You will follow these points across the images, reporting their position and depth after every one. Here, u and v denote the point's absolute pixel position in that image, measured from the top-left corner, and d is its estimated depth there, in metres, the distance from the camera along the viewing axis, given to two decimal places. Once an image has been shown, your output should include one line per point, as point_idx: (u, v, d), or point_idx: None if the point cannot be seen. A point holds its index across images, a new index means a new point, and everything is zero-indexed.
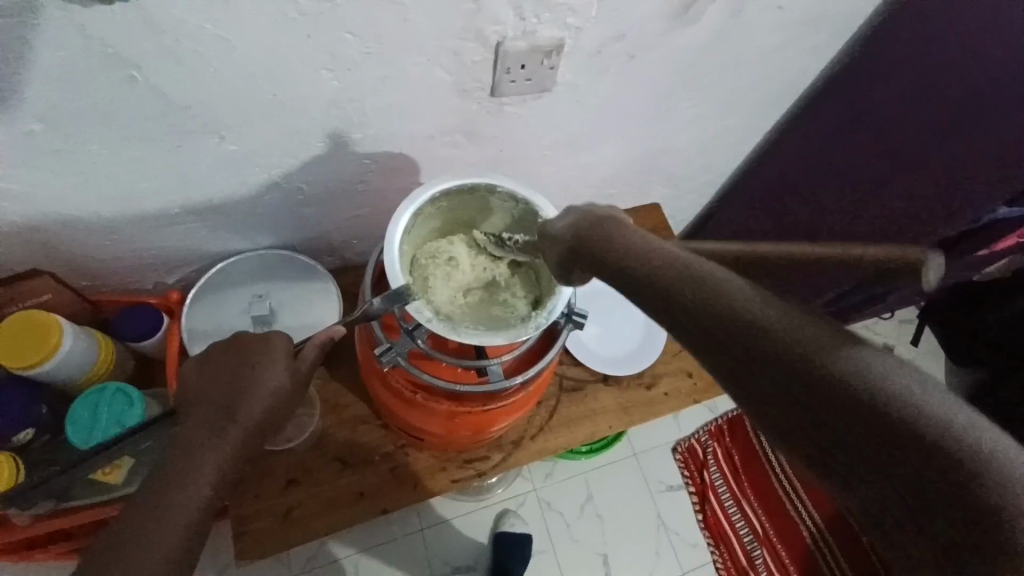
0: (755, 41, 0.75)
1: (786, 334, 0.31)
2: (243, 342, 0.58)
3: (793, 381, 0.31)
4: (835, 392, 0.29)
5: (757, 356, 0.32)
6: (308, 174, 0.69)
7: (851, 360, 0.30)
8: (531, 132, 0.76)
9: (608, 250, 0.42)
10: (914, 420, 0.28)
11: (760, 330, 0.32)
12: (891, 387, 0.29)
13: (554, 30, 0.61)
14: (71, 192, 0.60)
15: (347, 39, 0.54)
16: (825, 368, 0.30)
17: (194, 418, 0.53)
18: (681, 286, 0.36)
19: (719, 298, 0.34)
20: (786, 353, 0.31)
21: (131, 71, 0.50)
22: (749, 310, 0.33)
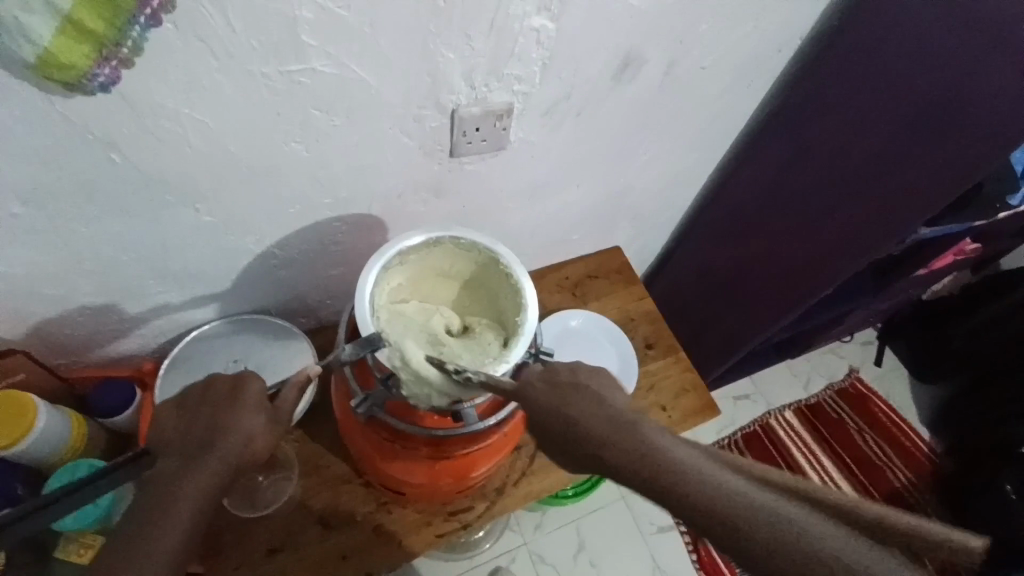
0: (692, 93, 0.82)
1: (756, 517, 0.35)
2: (216, 383, 0.55)
3: None
4: None
5: (726, 542, 0.36)
6: (282, 238, 0.72)
7: (846, 565, 0.32)
8: (492, 187, 0.80)
9: (582, 436, 0.43)
10: None
11: (726, 515, 0.36)
12: (819, 550, 0.33)
13: (505, 96, 0.67)
14: (50, 271, 0.61)
15: (316, 114, 0.59)
16: (791, 540, 0.34)
17: (167, 457, 0.50)
18: (725, 522, 0.36)
19: (689, 490, 0.37)
20: (790, 568, 0.33)
21: (112, 152, 0.53)
22: (717, 496, 0.36)
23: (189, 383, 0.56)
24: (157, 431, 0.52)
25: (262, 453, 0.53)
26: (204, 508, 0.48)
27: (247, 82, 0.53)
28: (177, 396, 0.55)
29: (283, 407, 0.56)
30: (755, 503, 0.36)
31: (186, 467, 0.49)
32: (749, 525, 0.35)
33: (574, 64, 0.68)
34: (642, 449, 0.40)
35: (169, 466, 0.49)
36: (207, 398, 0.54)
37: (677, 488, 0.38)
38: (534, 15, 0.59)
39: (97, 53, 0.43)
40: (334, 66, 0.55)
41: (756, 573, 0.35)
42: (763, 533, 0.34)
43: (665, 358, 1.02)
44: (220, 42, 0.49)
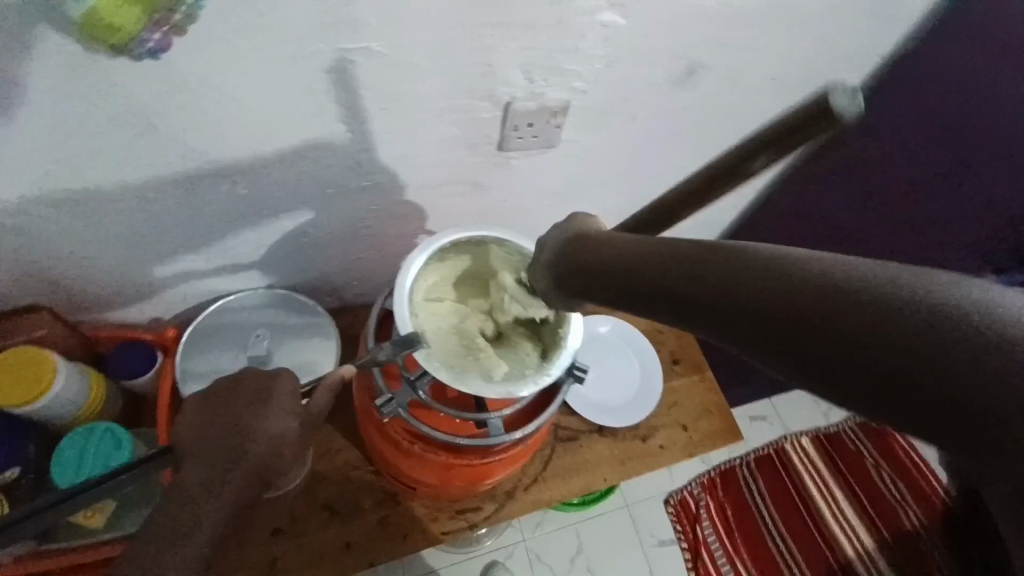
0: (757, 105, 0.77)
1: (743, 265, 0.29)
2: (245, 381, 0.54)
3: (760, 306, 0.27)
4: (766, 294, 0.27)
5: (805, 315, 0.25)
6: (316, 218, 0.70)
7: (835, 283, 0.25)
8: (534, 184, 0.77)
9: (605, 268, 0.38)
10: (867, 290, 0.24)
11: (819, 310, 0.25)
12: (793, 283, 0.26)
13: (562, 93, 0.63)
14: (81, 230, 0.60)
15: (365, 96, 0.56)
16: (865, 293, 0.24)
17: (190, 461, 0.49)
18: (705, 273, 0.31)
19: (756, 275, 0.28)
20: (727, 288, 0.29)
21: (154, 118, 0.51)
22: (817, 293, 0.25)
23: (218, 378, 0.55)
24: (184, 428, 0.52)
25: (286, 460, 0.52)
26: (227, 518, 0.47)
27: (299, 57, 0.50)
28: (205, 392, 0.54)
29: (314, 405, 0.55)
30: (888, 277, 0.24)
31: (210, 474, 0.48)
32: (734, 273, 0.29)
33: (639, 65, 0.64)
34: (595, 246, 0.40)
35: (191, 473, 0.48)
36: (234, 397, 0.53)
37: (609, 249, 0.39)
38: (605, 11, 0.55)
39: (147, 16, 0.41)
40: (389, 48, 0.52)
41: (703, 312, 0.30)
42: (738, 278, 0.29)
43: (690, 376, 0.99)
44: (275, 14, 0.46)
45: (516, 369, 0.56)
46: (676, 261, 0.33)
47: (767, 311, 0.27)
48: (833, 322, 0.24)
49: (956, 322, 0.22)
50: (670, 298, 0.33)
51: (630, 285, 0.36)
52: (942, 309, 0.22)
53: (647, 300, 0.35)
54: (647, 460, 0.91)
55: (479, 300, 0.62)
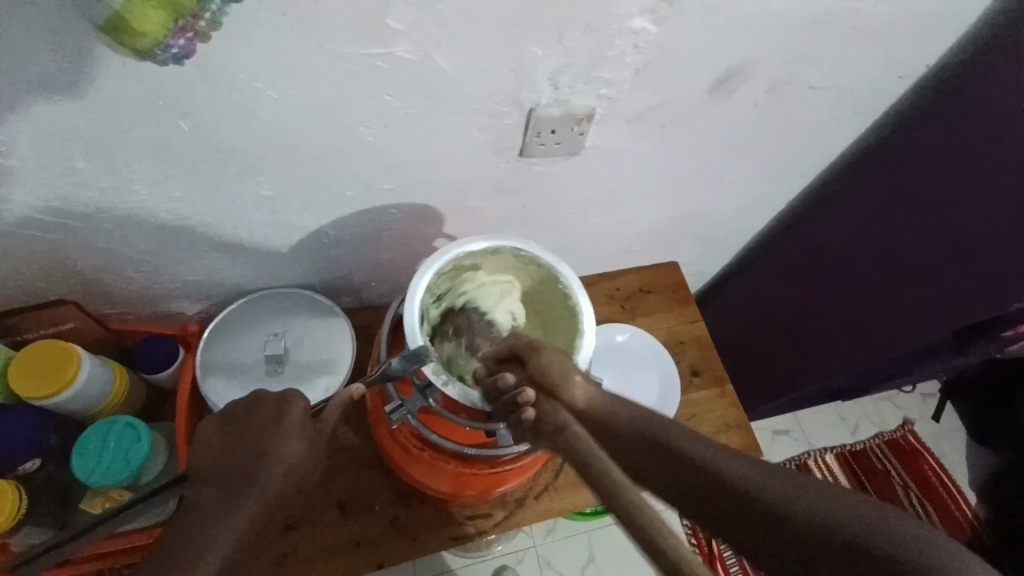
0: (793, 115, 0.75)
1: (686, 468, 0.41)
2: (261, 401, 0.55)
3: (715, 505, 0.39)
4: (718, 490, 0.40)
5: (760, 517, 0.37)
6: (337, 220, 0.70)
7: (745, 488, 0.39)
8: (558, 191, 0.76)
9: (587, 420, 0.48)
10: (776, 495, 0.38)
11: (757, 508, 0.38)
12: (731, 486, 0.39)
13: (589, 100, 0.62)
14: (111, 225, 0.61)
15: (388, 100, 0.55)
16: (783, 510, 0.37)
17: (212, 484, 0.50)
18: (690, 463, 0.41)
19: (733, 492, 0.39)
20: (710, 489, 0.40)
21: (180, 118, 0.52)
22: (769, 495, 0.38)
23: (234, 399, 0.56)
24: (199, 450, 0.53)
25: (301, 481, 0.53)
26: (247, 536, 0.47)
27: (323, 60, 0.50)
28: (224, 413, 0.56)
29: (323, 426, 0.55)
30: (817, 508, 0.36)
31: (224, 503, 0.48)
32: (681, 473, 0.42)
33: (671, 74, 0.62)
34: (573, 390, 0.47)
35: (211, 493, 0.49)
36: (249, 421, 0.54)
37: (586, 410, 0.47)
38: (637, 17, 0.54)
39: (173, 23, 0.41)
40: (415, 53, 0.51)
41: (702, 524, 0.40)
42: (673, 465, 0.42)
43: (710, 389, 0.95)
44: (303, 18, 0.46)
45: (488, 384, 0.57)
46: (640, 444, 0.44)
47: (726, 499, 0.39)
48: (750, 506, 0.38)
49: (877, 551, 0.34)
50: (650, 466, 0.42)
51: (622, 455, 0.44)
52: (851, 533, 0.35)
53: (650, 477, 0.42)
54: None
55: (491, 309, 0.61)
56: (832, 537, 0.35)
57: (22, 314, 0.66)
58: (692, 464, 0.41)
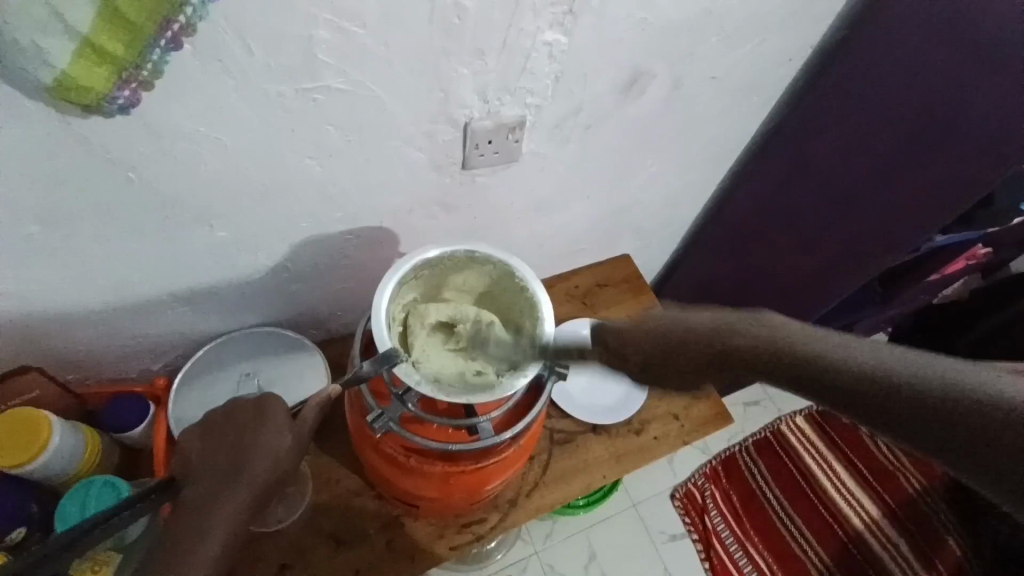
0: (704, 103, 0.82)
1: (737, 334, 0.42)
2: (239, 407, 0.60)
3: (761, 368, 0.41)
4: (829, 377, 0.38)
5: (805, 371, 0.39)
6: (294, 253, 0.72)
7: (866, 369, 0.37)
8: (503, 199, 0.80)
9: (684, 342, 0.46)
10: (865, 376, 0.37)
11: (837, 378, 0.38)
12: (836, 364, 0.38)
13: (517, 110, 0.67)
14: (67, 287, 0.62)
15: (330, 131, 0.59)
16: (878, 378, 0.36)
17: (202, 479, 0.55)
18: (747, 346, 0.41)
19: (785, 355, 0.40)
20: (750, 345, 0.41)
21: (129, 172, 0.54)
22: (859, 375, 0.37)
23: (211, 410, 0.61)
24: (183, 454, 0.58)
25: (282, 473, 0.57)
26: (239, 524, 0.53)
27: (262, 101, 0.53)
28: (202, 424, 0.60)
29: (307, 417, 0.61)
30: (929, 371, 0.36)
31: (219, 488, 0.54)
32: (739, 339, 0.42)
33: (586, 79, 0.68)
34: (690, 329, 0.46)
35: (200, 491, 0.54)
36: (231, 422, 0.59)
37: (688, 341, 0.45)
38: (547, 31, 0.60)
39: (116, 76, 0.43)
40: (348, 84, 0.55)
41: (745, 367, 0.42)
42: (787, 343, 0.40)
43: None
44: (238, 64, 0.49)
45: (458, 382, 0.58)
46: (687, 345, 0.45)
47: (788, 367, 0.39)
48: (775, 359, 0.40)
49: (968, 410, 0.34)
50: (692, 360, 0.45)
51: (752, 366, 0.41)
52: (996, 409, 0.33)
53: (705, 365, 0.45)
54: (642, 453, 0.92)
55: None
56: (877, 387, 0.36)
57: None
58: (737, 344, 0.42)
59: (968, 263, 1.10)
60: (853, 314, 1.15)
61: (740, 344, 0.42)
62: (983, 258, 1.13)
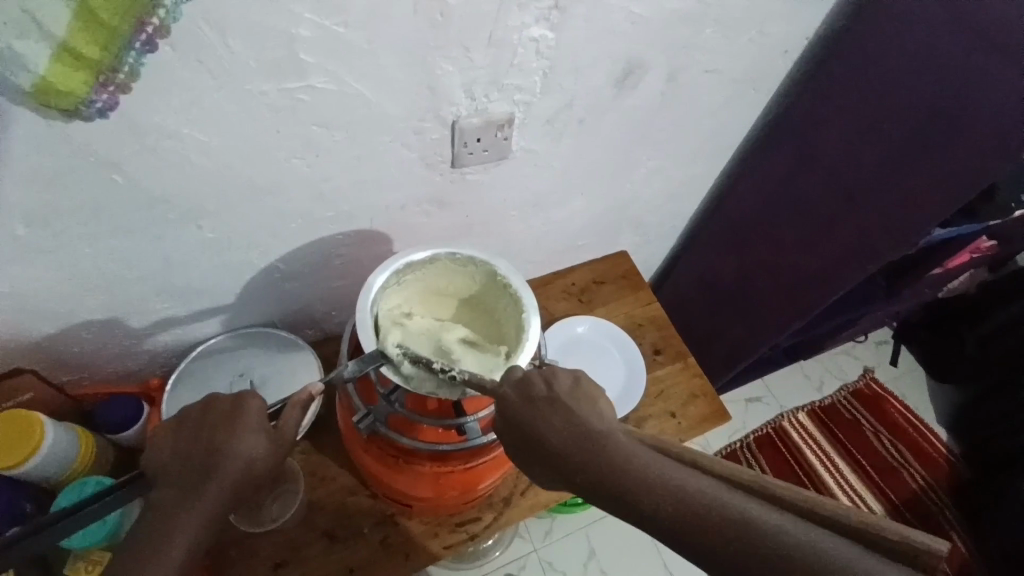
0: (697, 98, 0.81)
1: (659, 481, 0.41)
2: (216, 402, 0.55)
3: (721, 535, 0.38)
4: (792, 557, 0.35)
5: (735, 537, 0.37)
6: (286, 252, 0.72)
7: (735, 509, 0.38)
8: (495, 198, 0.80)
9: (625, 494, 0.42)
10: (792, 547, 0.35)
11: (776, 551, 0.36)
12: (749, 521, 0.37)
13: (506, 106, 0.67)
14: (56, 287, 0.62)
15: (316, 130, 0.59)
16: (805, 558, 0.35)
17: (167, 485, 0.50)
18: (661, 488, 0.41)
19: (716, 513, 0.38)
20: (664, 502, 0.40)
21: (113, 172, 0.53)
22: (812, 555, 0.35)
23: (188, 404, 0.56)
24: (152, 453, 0.52)
25: (257, 480, 0.53)
26: (202, 538, 0.49)
27: (246, 100, 0.53)
28: (176, 418, 0.55)
29: (285, 427, 0.56)
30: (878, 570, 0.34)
31: (186, 497, 0.49)
32: (660, 486, 0.41)
33: (576, 73, 0.67)
34: (613, 454, 0.44)
35: (170, 494, 0.50)
36: (205, 420, 0.54)
37: (604, 464, 0.44)
38: (533, 26, 0.59)
39: (94, 79, 0.45)
40: (333, 83, 0.55)
41: (641, 523, 0.41)
42: (688, 485, 0.41)
43: (672, 364, 0.99)
44: (219, 63, 0.49)
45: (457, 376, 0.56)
46: (610, 471, 0.44)
47: (737, 539, 0.37)
48: (764, 542, 0.36)
49: None
50: (642, 509, 0.41)
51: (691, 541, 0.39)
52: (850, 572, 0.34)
53: (652, 521, 0.41)
54: None
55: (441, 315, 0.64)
56: (802, 561, 0.35)
57: None
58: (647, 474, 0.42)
59: (971, 256, 1.09)
60: (854, 309, 1.13)
61: (675, 508, 0.40)
62: (987, 252, 1.11)
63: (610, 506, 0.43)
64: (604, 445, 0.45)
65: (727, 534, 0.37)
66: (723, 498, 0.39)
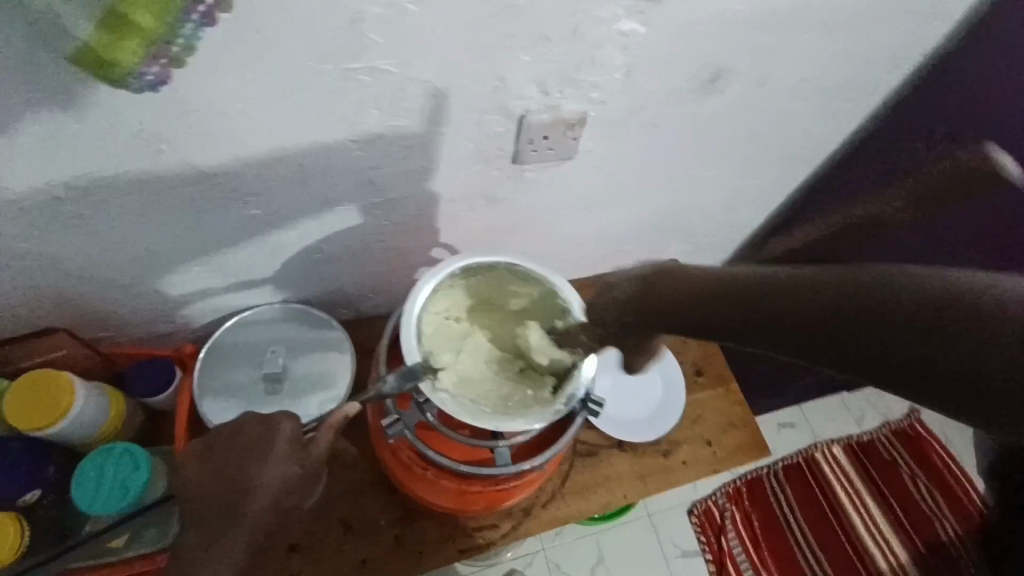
0: (787, 109, 0.73)
1: (735, 278, 0.39)
2: (246, 426, 0.54)
3: (788, 311, 0.34)
4: (881, 304, 0.30)
5: (795, 302, 0.34)
6: (327, 234, 0.69)
7: (793, 275, 0.35)
8: (551, 198, 0.75)
9: (737, 281, 0.38)
10: (853, 286, 0.31)
11: (798, 289, 0.34)
12: (791, 280, 0.35)
13: (579, 104, 0.61)
14: (96, 252, 0.60)
15: (373, 114, 0.54)
16: (879, 296, 0.30)
17: (200, 520, 0.50)
18: (732, 287, 0.38)
19: (788, 287, 0.35)
20: (744, 288, 0.37)
21: (160, 144, 0.51)
22: (865, 282, 0.31)
23: (217, 427, 0.55)
24: (186, 481, 0.53)
25: (291, 506, 0.53)
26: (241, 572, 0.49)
27: (304, 79, 0.49)
28: (203, 441, 0.54)
29: (314, 447, 0.56)
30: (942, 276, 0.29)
31: (222, 530, 0.50)
32: (730, 285, 0.39)
33: (659, 73, 0.60)
34: (700, 275, 0.42)
35: (204, 531, 0.50)
36: (239, 441, 0.53)
37: (688, 281, 0.43)
38: (623, 19, 0.53)
39: (145, 50, 0.38)
40: (398, 66, 0.50)
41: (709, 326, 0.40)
42: (765, 272, 0.37)
43: (713, 389, 0.95)
44: (279, 38, 0.45)
45: (518, 400, 0.56)
46: (692, 285, 0.42)
47: (788, 311, 0.34)
48: (843, 296, 0.31)
49: (912, 295, 0.29)
50: (717, 308, 0.39)
51: (797, 332, 0.34)
52: (931, 284, 0.29)
53: (733, 309, 0.38)
54: (669, 476, 0.88)
55: (486, 330, 0.62)
56: (878, 305, 0.30)
57: (12, 343, 0.65)
58: (716, 278, 0.40)
59: None
60: None
61: (775, 286, 0.36)
62: None
63: (689, 311, 0.42)
64: (665, 284, 0.45)
65: (793, 299, 0.34)
66: (778, 272, 0.36)
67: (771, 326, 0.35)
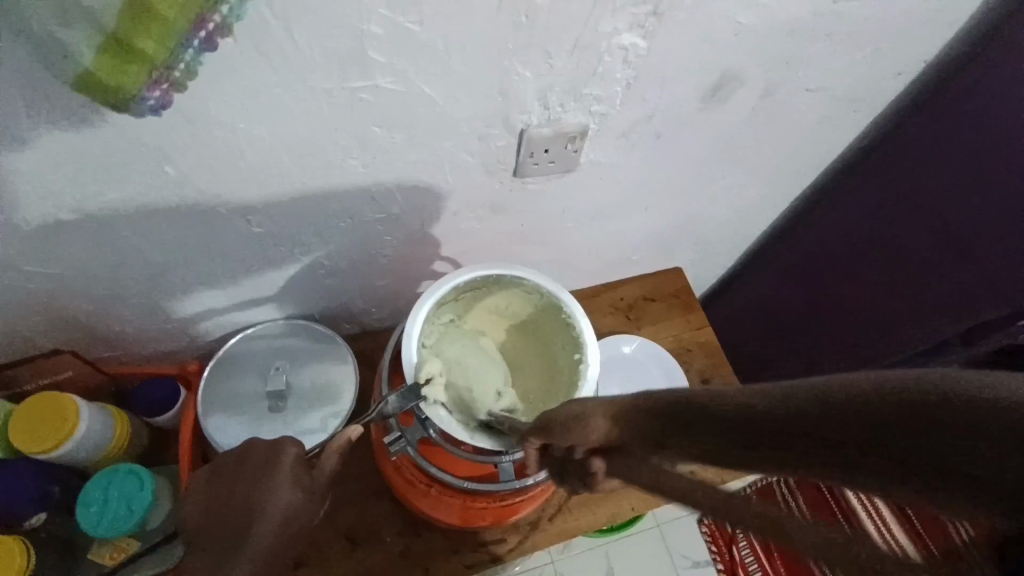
0: (789, 116, 0.73)
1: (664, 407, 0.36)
2: (253, 451, 0.54)
3: (745, 428, 0.30)
4: (838, 408, 0.27)
5: (753, 426, 0.30)
6: (331, 250, 0.69)
7: (730, 398, 0.32)
8: (553, 209, 0.74)
9: (677, 407, 0.35)
10: (802, 395, 0.29)
11: (754, 415, 0.30)
12: (734, 401, 0.32)
13: (581, 117, 0.61)
14: (101, 272, 0.60)
15: (375, 131, 0.54)
16: (836, 400, 0.27)
17: (203, 547, 0.51)
18: (676, 413, 0.35)
19: (731, 409, 0.32)
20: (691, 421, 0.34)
21: (164, 164, 0.51)
22: (812, 388, 0.29)
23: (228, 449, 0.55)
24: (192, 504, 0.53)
25: (296, 532, 0.53)
26: None
27: (307, 97, 0.49)
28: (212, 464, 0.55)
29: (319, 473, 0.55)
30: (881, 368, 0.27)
31: (223, 559, 0.50)
32: (670, 411, 0.35)
33: (661, 85, 0.60)
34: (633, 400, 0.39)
35: (206, 558, 0.50)
36: (242, 470, 0.53)
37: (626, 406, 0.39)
38: (624, 33, 0.53)
39: (147, 75, 0.37)
40: (399, 82, 0.50)
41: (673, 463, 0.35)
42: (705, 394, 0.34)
43: None
44: (282, 56, 0.45)
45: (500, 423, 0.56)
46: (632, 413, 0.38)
47: (748, 432, 0.30)
48: (798, 410, 0.28)
49: (868, 393, 0.26)
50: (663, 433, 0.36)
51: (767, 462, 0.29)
52: (875, 382, 0.27)
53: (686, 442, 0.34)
54: None
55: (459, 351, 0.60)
56: (833, 406, 0.27)
57: (17, 366, 0.66)
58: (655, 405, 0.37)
59: None
60: None
61: (716, 410, 0.32)
62: None
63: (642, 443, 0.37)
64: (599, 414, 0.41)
65: (745, 420, 0.31)
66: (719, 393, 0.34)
67: (731, 459, 0.31)
